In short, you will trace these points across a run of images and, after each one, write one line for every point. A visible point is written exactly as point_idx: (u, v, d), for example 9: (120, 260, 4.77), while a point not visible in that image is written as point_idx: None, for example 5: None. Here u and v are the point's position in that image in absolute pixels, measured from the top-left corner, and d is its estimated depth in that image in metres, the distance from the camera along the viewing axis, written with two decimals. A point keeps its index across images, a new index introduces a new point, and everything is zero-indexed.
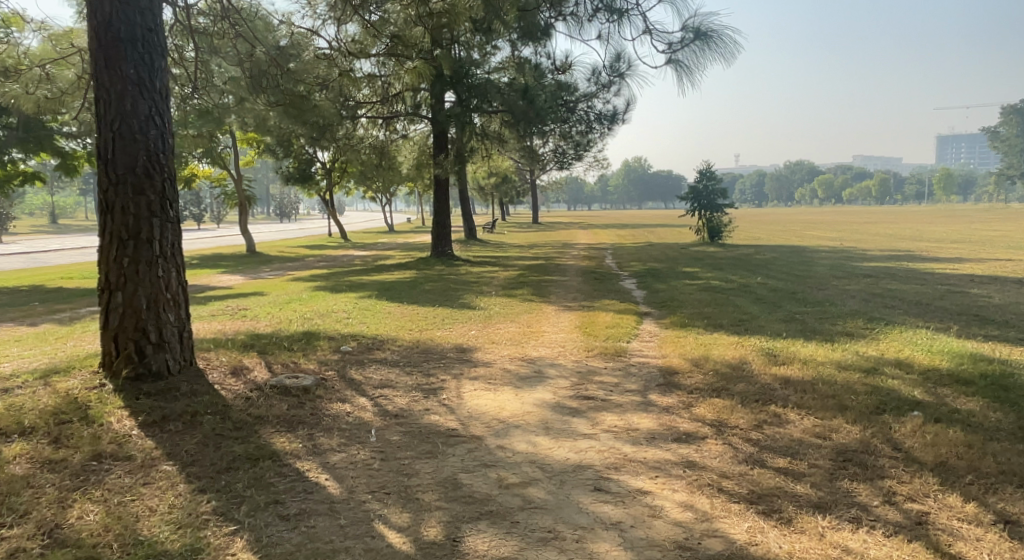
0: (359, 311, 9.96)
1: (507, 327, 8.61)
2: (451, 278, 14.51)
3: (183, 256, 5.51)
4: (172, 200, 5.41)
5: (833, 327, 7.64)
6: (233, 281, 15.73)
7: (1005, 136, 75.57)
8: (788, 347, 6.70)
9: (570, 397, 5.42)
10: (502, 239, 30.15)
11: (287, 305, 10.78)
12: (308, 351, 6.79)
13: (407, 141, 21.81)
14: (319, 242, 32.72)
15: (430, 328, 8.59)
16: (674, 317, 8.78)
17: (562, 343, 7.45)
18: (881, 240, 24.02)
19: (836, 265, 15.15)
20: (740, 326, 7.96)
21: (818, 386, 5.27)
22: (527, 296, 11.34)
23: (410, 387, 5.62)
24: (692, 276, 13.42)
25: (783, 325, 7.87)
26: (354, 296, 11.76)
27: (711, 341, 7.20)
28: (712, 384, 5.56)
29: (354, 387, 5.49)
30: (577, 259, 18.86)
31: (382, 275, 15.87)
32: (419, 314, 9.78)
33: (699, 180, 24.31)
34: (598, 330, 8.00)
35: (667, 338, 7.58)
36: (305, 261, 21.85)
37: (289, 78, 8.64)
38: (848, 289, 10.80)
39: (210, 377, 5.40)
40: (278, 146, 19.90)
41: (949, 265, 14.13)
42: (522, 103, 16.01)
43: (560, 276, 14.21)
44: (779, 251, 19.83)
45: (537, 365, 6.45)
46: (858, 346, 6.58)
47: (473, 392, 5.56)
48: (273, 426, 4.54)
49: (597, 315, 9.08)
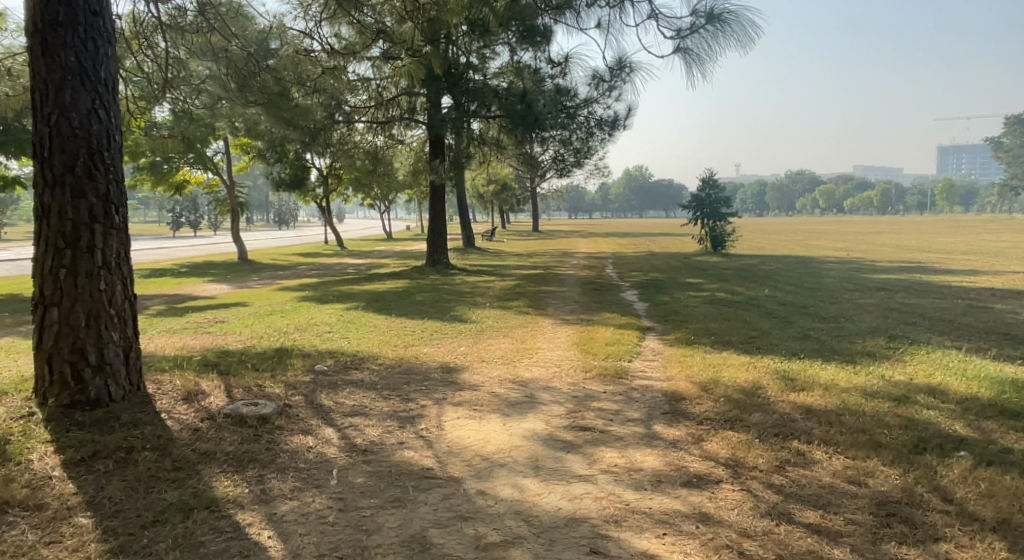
0: (342, 325, 9.35)
1: (499, 342, 7.99)
2: (445, 289, 13.90)
3: (130, 266, 4.90)
4: (119, 203, 4.81)
5: (853, 346, 7.02)
6: (219, 290, 15.13)
7: (1010, 147, 75.25)
8: (806, 369, 6.08)
9: (564, 428, 4.80)
10: (501, 247, 29.56)
11: (269, 317, 10.18)
12: (278, 371, 6.18)
13: (403, 147, 21.29)
14: (316, 250, 32.17)
15: (416, 344, 7.97)
16: (679, 333, 8.17)
17: (558, 361, 6.84)
18: (890, 251, 23.47)
19: (846, 277, 14.57)
20: (751, 344, 7.35)
21: (845, 418, 4.65)
22: (523, 308, 10.73)
23: (385, 415, 5.00)
24: (696, 288, 12.82)
25: (798, 344, 7.25)
26: (341, 307, 11.15)
27: (721, 361, 6.58)
28: (724, 413, 4.94)
29: (322, 416, 4.88)
30: (577, 269, 18.29)
31: (372, 285, 15.30)
32: (407, 328, 9.17)
33: (701, 188, 23.80)
34: (598, 347, 7.39)
35: (672, 357, 6.97)
36: (297, 269, 21.26)
37: (270, 77, 8.09)
38: (862, 303, 10.21)
39: (158, 404, 4.79)
40: (270, 151, 19.36)
41: (965, 278, 13.55)
42: (520, 107, 15.49)
43: (559, 287, 13.61)
44: (785, 262, 19.26)
45: (529, 388, 5.83)
46: (885, 370, 5.97)
47: (456, 421, 4.94)
48: (219, 465, 3.92)
49: (597, 330, 8.48)
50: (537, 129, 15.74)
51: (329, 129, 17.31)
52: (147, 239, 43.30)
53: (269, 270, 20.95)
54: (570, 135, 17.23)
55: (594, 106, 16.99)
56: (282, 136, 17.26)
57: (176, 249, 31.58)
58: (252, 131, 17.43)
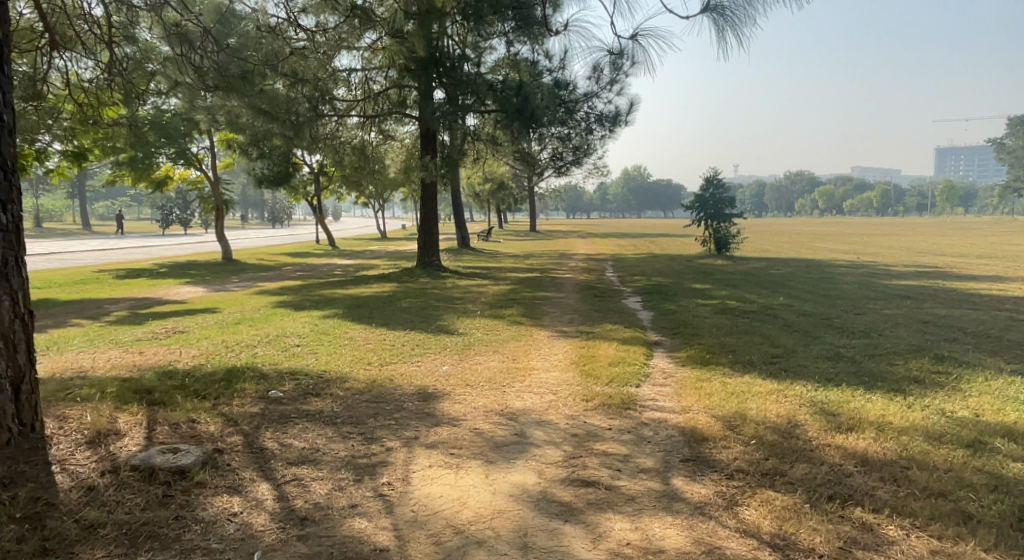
0: (314, 337, 8.38)
1: (487, 360, 7.03)
2: (434, 294, 12.94)
3: (23, 278, 3.73)
4: (6, 197, 3.64)
5: (895, 370, 6.09)
6: (193, 294, 14.14)
7: (1013, 148, 74.68)
8: (848, 401, 5.15)
9: (561, 483, 3.84)
10: (498, 247, 28.61)
11: (235, 326, 9.18)
12: (221, 400, 5.21)
13: (393, 142, 20.31)
14: (306, 249, 31.19)
15: (393, 362, 6.99)
16: (692, 350, 7.24)
17: (554, 386, 5.86)
18: (901, 254, 22.62)
19: (862, 283, 13.65)
20: (776, 365, 6.41)
21: (914, 475, 3.71)
22: (517, 317, 9.77)
23: (340, 463, 4.04)
24: (705, 295, 11.91)
25: (831, 366, 6.31)
26: (317, 315, 10.19)
27: (744, 388, 5.63)
28: (759, 464, 4.00)
29: (261, 466, 3.92)
30: (575, 272, 17.36)
31: (358, 288, 14.39)
32: (386, 341, 8.20)
33: (705, 188, 22.88)
34: (600, 368, 6.44)
35: (686, 381, 6.02)
36: (281, 270, 20.22)
37: (229, 56, 7.02)
38: (889, 314, 9.29)
39: (53, 451, 3.83)
40: (253, 147, 18.34)
41: (990, 285, 12.69)
42: (517, 100, 14.59)
43: (556, 292, 12.69)
44: (794, 265, 18.35)
45: (519, 423, 4.87)
46: (942, 403, 5.04)
47: (428, 472, 3.98)
48: (105, 546, 3.01)
49: (599, 345, 7.53)
50: (534, 123, 14.82)
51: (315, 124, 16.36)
52: (134, 236, 42.18)
53: (252, 271, 19.96)
54: (568, 131, 16.25)
55: (595, 101, 16.07)
56: (265, 130, 16.26)
57: (161, 248, 30.51)
58: (233, 124, 16.44)
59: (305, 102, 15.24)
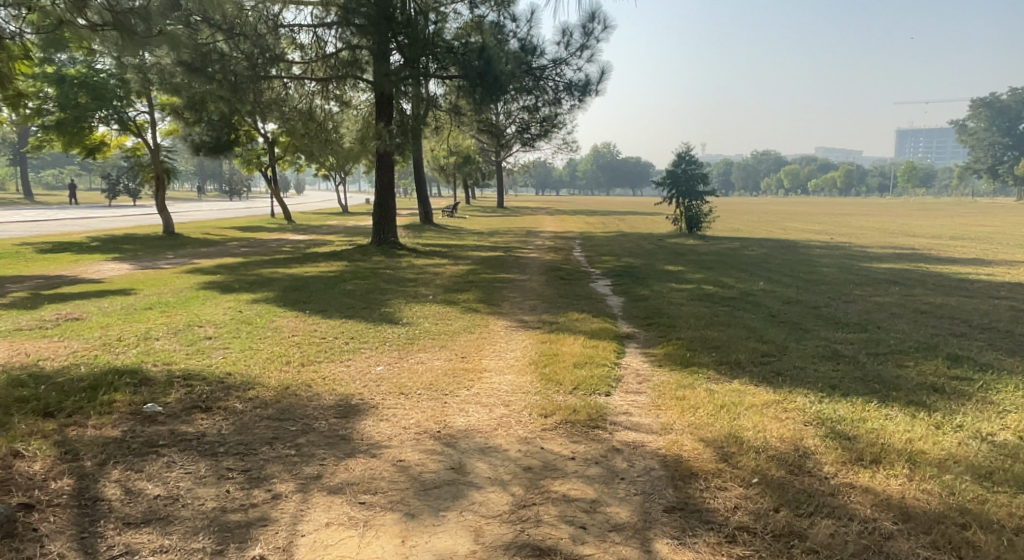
0: (232, 327, 7.20)
1: (431, 359, 5.93)
2: (385, 274, 11.75)
3: None
4: None
5: (907, 375, 5.18)
6: (114, 271, 12.73)
7: (973, 130, 75.89)
8: (864, 420, 4.20)
9: (504, 552, 2.82)
10: (462, 224, 27.40)
11: (143, 312, 7.95)
12: (72, 420, 4.06)
13: (348, 110, 18.81)
14: (260, 222, 29.51)
15: (317, 361, 5.84)
16: (669, 346, 6.28)
17: (506, 396, 4.82)
18: (875, 235, 22.06)
19: (842, 266, 12.85)
20: (768, 367, 5.47)
21: (975, 542, 2.78)
22: (473, 303, 8.67)
23: (200, 521, 2.96)
24: (678, 278, 10.99)
25: (832, 370, 5.37)
26: (245, 300, 8.99)
27: (734, 400, 4.65)
28: (766, 519, 3.04)
29: (81, 532, 2.84)
30: (541, 250, 16.34)
31: (303, 267, 13.17)
32: (317, 333, 7.03)
33: (677, 163, 21.95)
34: (563, 371, 5.39)
35: (664, 390, 5.01)
36: (224, 245, 18.76)
37: None
38: (881, 302, 8.45)
39: None
40: (190, 110, 16.72)
41: (976, 269, 12.05)
42: (479, 64, 13.33)
43: (518, 274, 11.63)
44: (769, 246, 17.61)
45: (458, 452, 3.80)
46: (976, 422, 4.13)
47: (324, 533, 2.92)
48: None
49: (562, 340, 6.49)
50: (498, 90, 13.58)
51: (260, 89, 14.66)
52: (76, 207, 39.61)
53: (192, 246, 18.48)
54: (533, 100, 14.98)
55: (564, 68, 14.88)
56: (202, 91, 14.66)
57: (100, 220, 28.49)
58: (166, 84, 14.82)
59: (242, 58, 13.64)
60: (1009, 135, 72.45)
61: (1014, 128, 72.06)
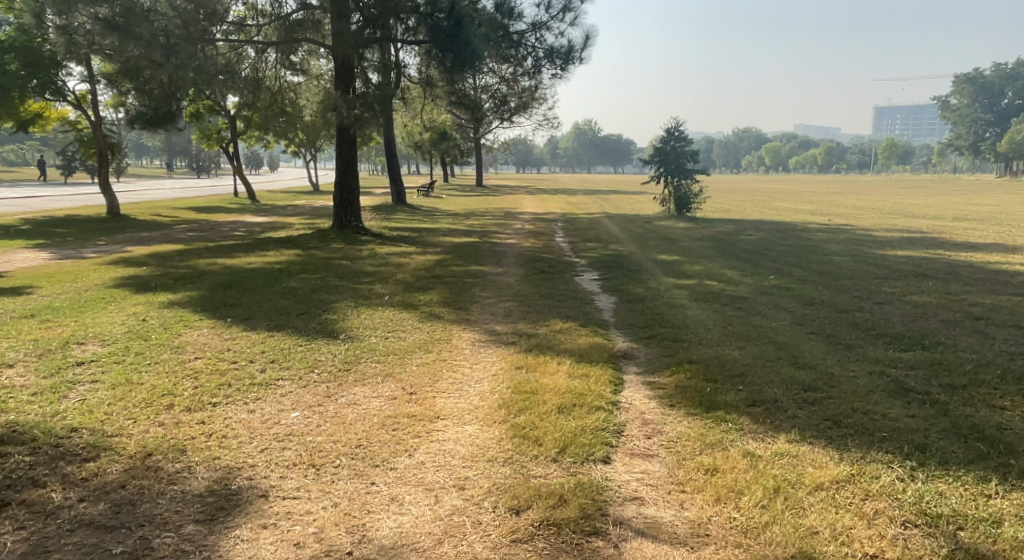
0: (120, 345, 5.62)
1: (367, 399, 4.39)
2: (339, 267, 10.17)
3: None
4: None
5: (1013, 424, 3.80)
6: (26, 262, 10.99)
7: (956, 106, 75.41)
8: (995, 520, 2.80)
9: None
10: (437, 204, 25.71)
11: (16, 323, 6.29)
12: None
13: (308, 79, 16.98)
14: (221, 203, 27.49)
15: (211, 404, 4.29)
16: (680, 372, 4.84)
17: (462, 470, 3.33)
18: (875, 215, 20.90)
19: (854, 254, 11.49)
20: (821, 412, 4.03)
21: None
22: (435, 307, 7.16)
23: None
24: (676, 270, 9.58)
25: (907, 416, 3.94)
26: (159, 303, 7.39)
27: (790, 475, 3.22)
28: None
29: None
30: (519, 235, 14.87)
31: (246, 256, 11.57)
32: (229, 353, 5.47)
33: (666, 138, 20.44)
34: (544, 421, 3.90)
35: (685, 452, 3.56)
36: (170, 228, 16.95)
37: None
38: (921, 303, 7.12)
39: None
40: (125, 78, 14.80)
41: (1005, 257, 10.81)
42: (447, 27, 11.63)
43: (492, 265, 10.14)
44: (767, 229, 16.33)
45: None
46: None
47: None
48: None
49: (543, 366, 4.99)
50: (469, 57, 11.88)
51: (211, 57, 12.80)
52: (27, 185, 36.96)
53: (133, 229, 16.68)
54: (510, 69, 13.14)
55: (544, 33, 13.17)
56: None
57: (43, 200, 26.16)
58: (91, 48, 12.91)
59: (175, 17, 11.60)
60: (991, 111, 72.03)
61: (997, 105, 71.69)
